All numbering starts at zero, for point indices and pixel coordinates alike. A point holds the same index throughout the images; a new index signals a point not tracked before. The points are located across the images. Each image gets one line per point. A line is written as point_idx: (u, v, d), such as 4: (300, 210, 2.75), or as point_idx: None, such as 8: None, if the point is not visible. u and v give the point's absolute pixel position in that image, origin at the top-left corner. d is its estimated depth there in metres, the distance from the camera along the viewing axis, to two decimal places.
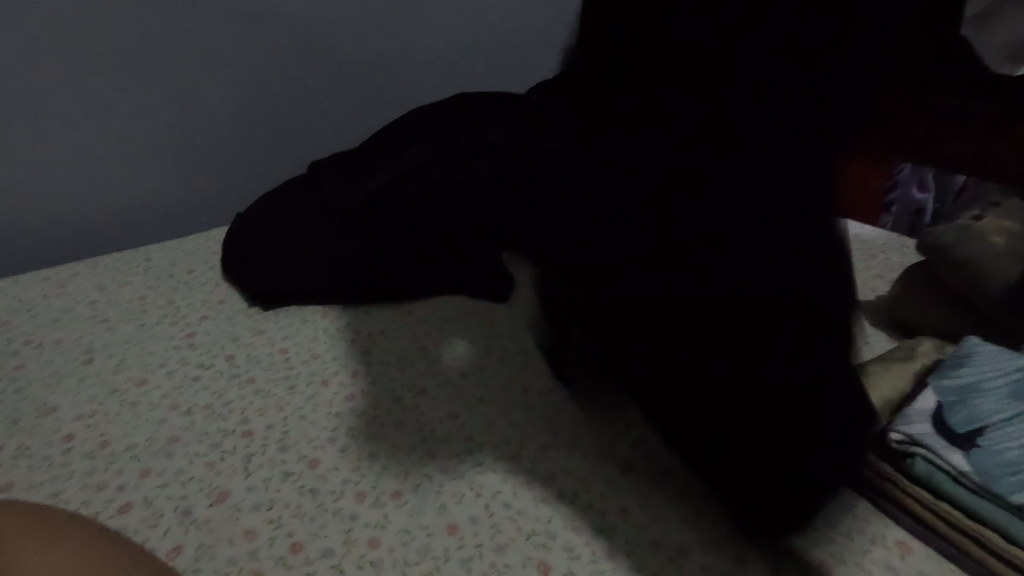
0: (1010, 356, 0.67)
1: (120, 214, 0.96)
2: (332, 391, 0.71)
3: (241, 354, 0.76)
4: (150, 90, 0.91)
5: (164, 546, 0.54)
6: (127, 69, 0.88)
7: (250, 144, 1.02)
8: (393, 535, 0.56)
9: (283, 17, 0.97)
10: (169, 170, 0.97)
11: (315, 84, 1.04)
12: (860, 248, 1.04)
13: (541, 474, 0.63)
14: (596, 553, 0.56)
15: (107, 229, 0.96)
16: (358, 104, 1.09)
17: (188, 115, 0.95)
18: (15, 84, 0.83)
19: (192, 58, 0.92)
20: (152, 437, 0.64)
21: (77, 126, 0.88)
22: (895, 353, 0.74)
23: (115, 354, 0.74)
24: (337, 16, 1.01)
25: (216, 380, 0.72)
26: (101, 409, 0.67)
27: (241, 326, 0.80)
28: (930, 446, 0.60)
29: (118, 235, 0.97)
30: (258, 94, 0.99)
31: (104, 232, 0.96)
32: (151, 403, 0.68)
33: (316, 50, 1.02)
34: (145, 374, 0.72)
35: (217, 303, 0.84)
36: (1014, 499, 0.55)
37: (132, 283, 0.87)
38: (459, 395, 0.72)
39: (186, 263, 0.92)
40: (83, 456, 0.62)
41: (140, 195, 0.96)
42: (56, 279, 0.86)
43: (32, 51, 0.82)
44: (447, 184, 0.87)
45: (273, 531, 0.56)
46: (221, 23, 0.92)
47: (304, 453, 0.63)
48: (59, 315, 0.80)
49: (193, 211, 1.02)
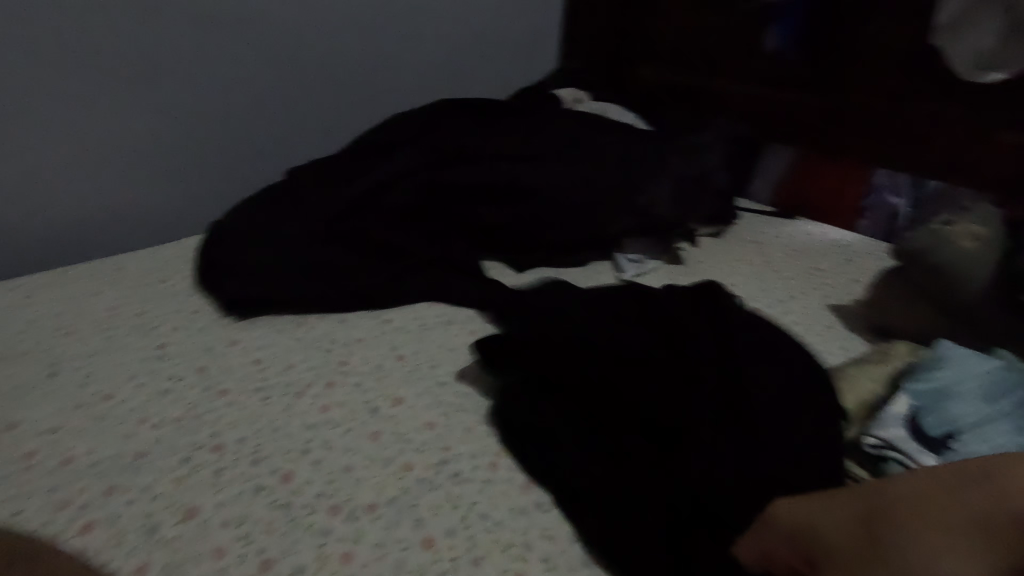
0: (978, 360, 0.68)
1: (87, 224, 0.92)
2: (307, 402, 0.70)
3: (213, 365, 0.74)
4: (128, 94, 0.89)
5: (129, 565, 0.52)
6: (104, 72, 0.86)
7: (229, 150, 1.01)
8: (368, 550, 0.55)
9: (256, 20, 0.96)
10: (139, 178, 0.94)
11: (292, 90, 1.04)
12: (834, 257, 1.07)
13: (519, 484, 0.62)
14: (574, 562, 0.55)
15: (73, 241, 0.92)
16: (335, 109, 1.09)
17: (167, 119, 0.93)
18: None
19: (165, 62, 0.90)
20: (119, 453, 0.62)
21: (40, 132, 0.84)
22: (869, 358, 0.75)
23: (83, 367, 0.72)
24: (309, 22, 1.01)
25: (188, 392, 0.70)
26: (67, 424, 0.65)
27: (214, 335, 0.79)
28: (905, 450, 0.60)
29: (85, 247, 0.93)
30: (232, 101, 0.98)
31: (70, 245, 0.92)
32: (119, 417, 0.66)
33: (293, 56, 1.02)
34: (114, 387, 0.70)
35: (190, 312, 0.83)
36: None
37: (102, 293, 0.85)
38: (437, 404, 0.71)
39: (159, 273, 0.90)
40: (46, 473, 0.60)
41: (106, 205, 0.93)
42: (23, 290, 0.84)
43: (7, 53, 0.79)
44: (428, 188, 0.94)
45: (244, 548, 0.54)
46: (200, 27, 0.91)
47: (277, 467, 0.62)
48: (25, 327, 0.78)
49: (169, 218, 0.99)
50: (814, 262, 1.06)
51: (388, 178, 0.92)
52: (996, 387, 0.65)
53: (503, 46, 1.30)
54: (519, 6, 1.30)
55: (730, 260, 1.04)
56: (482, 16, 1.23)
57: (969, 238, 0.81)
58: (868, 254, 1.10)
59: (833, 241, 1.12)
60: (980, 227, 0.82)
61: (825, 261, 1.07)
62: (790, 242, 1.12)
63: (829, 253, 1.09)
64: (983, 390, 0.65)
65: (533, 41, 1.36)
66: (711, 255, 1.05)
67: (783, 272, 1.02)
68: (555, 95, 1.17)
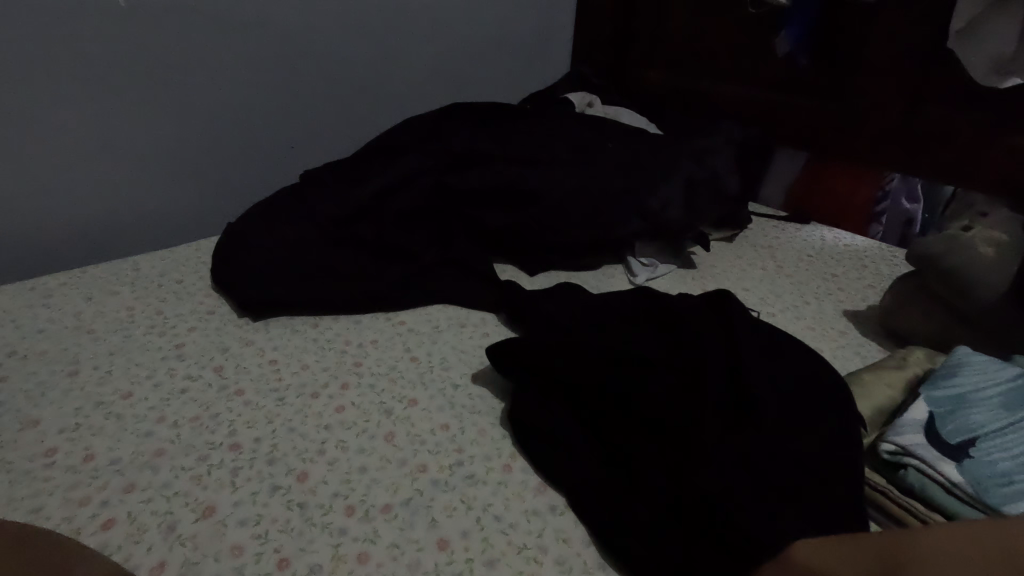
0: (1000, 367, 0.68)
1: (104, 225, 0.93)
2: (322, 402, 0.70)
3: (230, 365, 0.75)
4: (149, 99, 0.90)
5: (148, 563, 0.53)
6: (125, 77, 0.87)
7: (245, 152, 1.02)
8: (383, 550, 0.55)
9: (272, 25, 0.97)
10: (155, 180, 0.95)
11: (307, 94, 1.04)
12: (848, 261, 1.07)
13: (533, 486, 0.62)
14: (588, 564, 0.56)
15: (90, 242, 0.93)
16: (349, 113, 1.11)
17: (185, 122, 0.94)
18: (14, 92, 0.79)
19: (184, 66, 0.91)
20: (137, 451, 0.63)
21: (61, 134, 0.85)
22: (886, 363, 0.74)
23: (101, 365, 0.73)
24: (325, 25, 1.02)
25: (205, 392, 0.70)
26: (86, 422, 0.66)
27: (230, 336, 0.79)
28: (922, 457, 0.59)
29: (101, 248, 0.95)
30: (249, 105, 0.99)
31: (87, 246, 0.93)
32: (137, 415, 0.67)
33: (308, 60, 1.03)
34: (132, 386, 0.71)
35: (207, 313, 0.83)
36: (1003, 510, 0.55)
37: (120, 293, 0.86)
38: (450, 406, 0.71)
39: (176, 273, 0.91)
40: (66, 470, 0.60)
41: (123, 206, 0.94)
42: (43, 289, 0.85)
43: (34, 59, 0.79)
44: (443, 192, 0.94)
45: (260, 547, 0.54)
46: (220, 34, 0.92)
47: (293, 466, 0.62)
48: (45, 325, 0.79)
49: (185, 220, 1.01)
50: (827, 267, 1.06)
51: (403, 181, 0.93)
52: (1016, 395, 0.64)
53: (515, 50, 1.31)
54: (531, 10, 1.30)
55: (742, 265, 1.04)
56: (494, 20, 1.24)
57: (987, 244, 0.79)
58: (881, 260, 1.09)
59: (845, 247, 1.13)
60: (995, 232, 0.81)
61: (838, 266, 1.06)
62: (803, 247, 1.12)
63: (842, 259, 1.08)
64: (1003, 398, 0.64)
65: (545, 46, 1.37)
66: (723, 260, 1.05)
67: (795, 277, 1.02)
68: (568, 99, 1.17)
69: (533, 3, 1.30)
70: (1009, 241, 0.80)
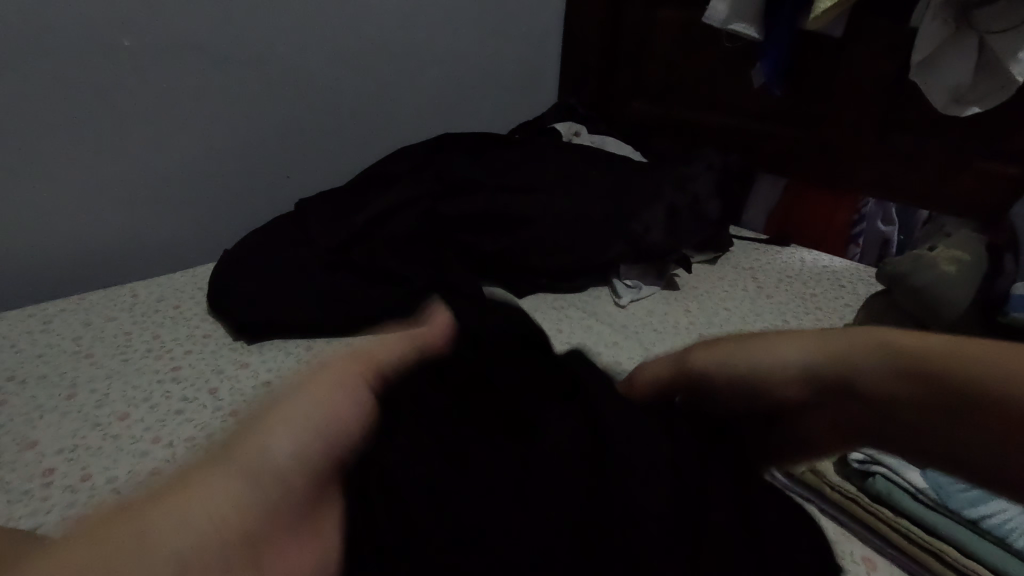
0: None
1: (95, 249, 0.96)
2: None
3: (225, 387, 0.77)
4: (149, 130, 0.94)
5: None
6: (126, 111, 0.91)
7: (244, 181, 1.06)
8: None
9: (270, 59, 1.01)
10: (141, 208, 0.97)
11: (303, 124, 1.09)
12: (827, 282, 1.12)
13: None
14: None
15: (84, 265, 0.96)
16: (345, 142, 1.16)
17: (186, 152, 0.98)
18: (22, 127, 0.83)
19: (182, 96, 0.95)
20: (133, 470, 0.65)
21: (63, 163, 0.88)
22: None
23: (98, 389, 0.75)
24: (322, 60, 1.07)
25: (200, 413, 0.73)
26: (84, 443, 0.67)
27: (225, 358, 0.82)
28: (890, 465, 0.61)
29: (95, 271, 0.97)
30: (246, 135, 1.04)
31: (78, 268, 0.96)
32: (133, 436, 0.69)
33: (305, 93, 1.07)
34: (128, 408, 0.73)
35: (203, 337, 0.86)
36: (967, 513, 0.57)
37: (119, 318, 0.88)
38: None
39: (172, 299, 0.94)
40: (63, 491, 0.62)
41: (114, 231, 0.96)
42: (42, 316, 0.87)
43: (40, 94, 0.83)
44: (434, 219, 0.98)
45: None
46: (218, 69, 0.97)
47: None
48: (44, 350, 0.81)
49: (182, 247, 1.05)
50: (806, 287, 1.10)
51: (395, 208, 0.96)
52: None
53: (502, 82, 1.36)
54: (519, 45, 1.36)
55: (725, 286, 1.08)
56: (483, 53, 1.29)
57: (948, 261, 0.83)
58: (859, 280, 1.14)
59: (823, 268, 1.17)
60: (957, 250, 0.85)
61: (817, 286, 1.11)
62: (783, 269, 1.16)
63: (820, 280, 1.13)
64: None
65: (531, 79, 1.43)
66: (705, 281, 1.09)
67: (776, 297, 1.06)
68: (554, 129, 1.22)
69: (520, 38, 1.36)
70: (969, 258, 0.83)
